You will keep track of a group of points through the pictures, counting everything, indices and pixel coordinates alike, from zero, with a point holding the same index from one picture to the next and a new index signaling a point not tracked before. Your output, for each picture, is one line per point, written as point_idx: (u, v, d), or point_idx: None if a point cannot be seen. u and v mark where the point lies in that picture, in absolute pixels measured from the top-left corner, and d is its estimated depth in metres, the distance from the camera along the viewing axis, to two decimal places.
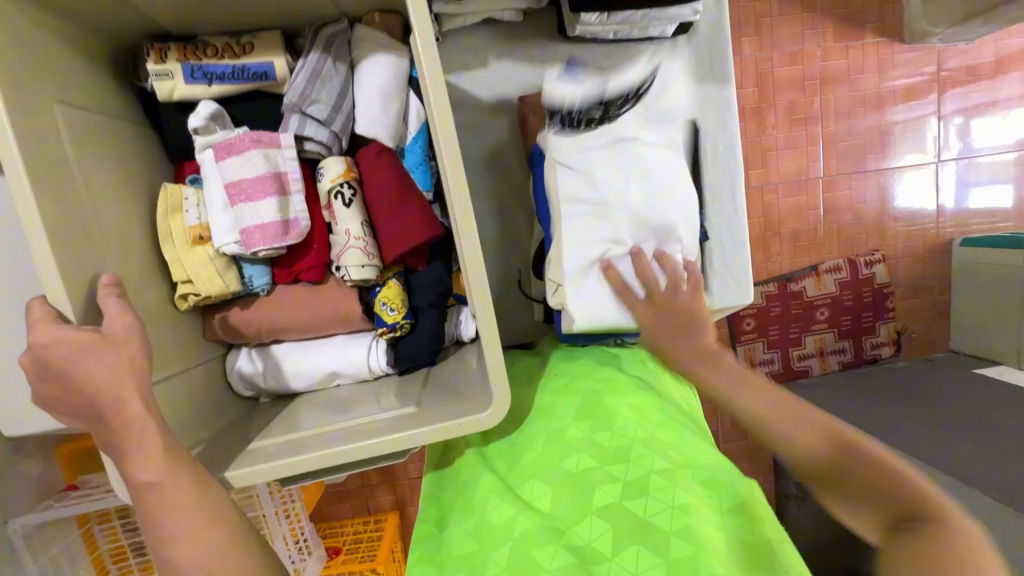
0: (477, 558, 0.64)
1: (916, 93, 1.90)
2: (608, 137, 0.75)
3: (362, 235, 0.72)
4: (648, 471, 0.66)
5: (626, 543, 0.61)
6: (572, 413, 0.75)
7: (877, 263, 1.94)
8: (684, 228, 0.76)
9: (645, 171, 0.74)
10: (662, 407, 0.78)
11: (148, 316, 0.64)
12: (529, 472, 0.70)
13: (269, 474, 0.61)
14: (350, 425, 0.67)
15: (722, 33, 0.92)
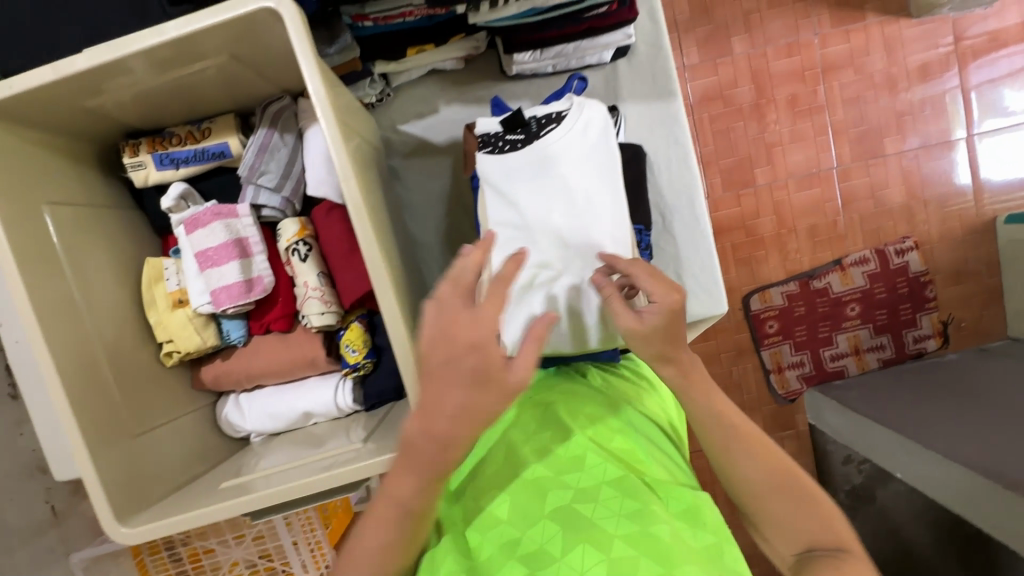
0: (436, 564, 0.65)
1: (932, 68, 1.79)
2: (530, 163, 0.77)
3: (319, 285, 0.79)
4: (598, 479, 0.67)
5: (574, 542, 0.59)
6: (532, 428, 0.77)
7: (910, 251, 1.84)
8: (611, 252, 0.76)
9: (569, 195, 0.76)
10: (620, 419, 0.79)
11: (138, 374, 0.74)
12: (489, 483, 0.72)
13: (242, 506, 0.68)
14: (315, 461, 0.74)
15: (662, 51, 0.93)
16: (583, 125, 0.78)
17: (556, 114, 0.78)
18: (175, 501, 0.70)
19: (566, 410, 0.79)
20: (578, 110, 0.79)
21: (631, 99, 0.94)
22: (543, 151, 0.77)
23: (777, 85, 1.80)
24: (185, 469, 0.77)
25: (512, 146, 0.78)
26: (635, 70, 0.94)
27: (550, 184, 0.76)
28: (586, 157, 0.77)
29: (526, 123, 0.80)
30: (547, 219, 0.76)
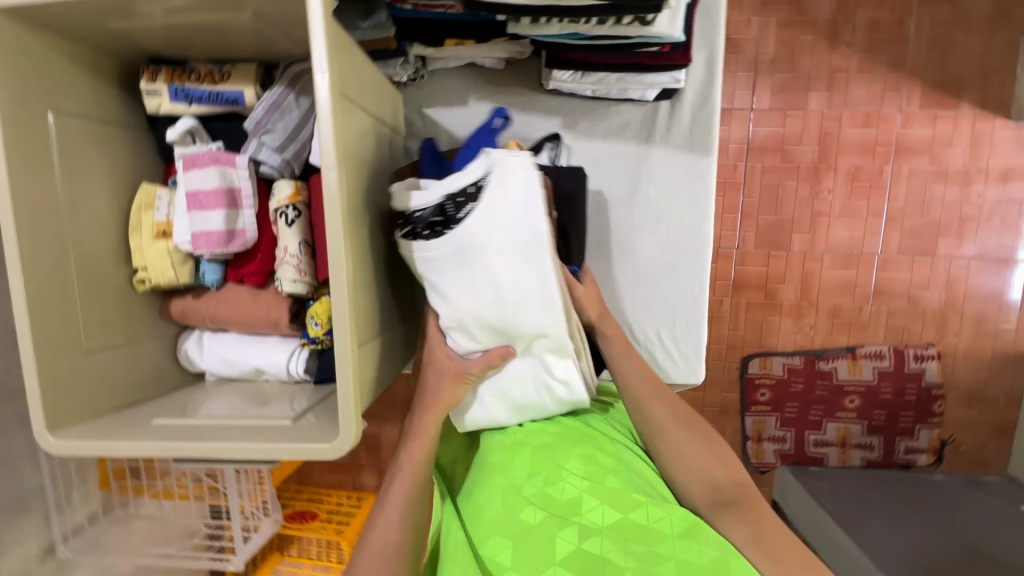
0: None
1: (1015, 178, 1.67)
2: (449, 255, 0.70)
3: (297, 253, 0.79)
4: (600, 522, 0.65)
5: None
6: (525, 464, 0.73)
7: (930, 360, 1.74)
8: (549, 328, 0.72)
9: (494, 290, 0.70)
10: (610, 452, 0.76)
11: (106, 295, 0.76)
12: (491, 526, 0.69)
13: (198, 449, 0.69)
14: (269, 424, 0.73)
15: (709, 103, 0.88)
16: (500, 203, 0.68)
17: (471, 190, 0.69)
18: (109, 424, 0.73)
19: (558, 444, 0.75)
20: (498, 174, 0.69)
21: (664, 144, 0.90)
22: (460, 240, 0.69)
23: (843, 153, 1.70)
24: (130, 391, 0.79)
25: (433, 233, 0.72)
26: (677, 115, 0.89)
27: (473, 278, 0.70)
28: (506, 237, 0.68)
29: (445, 202, 0.71)
30: (477, 309, 0.72)
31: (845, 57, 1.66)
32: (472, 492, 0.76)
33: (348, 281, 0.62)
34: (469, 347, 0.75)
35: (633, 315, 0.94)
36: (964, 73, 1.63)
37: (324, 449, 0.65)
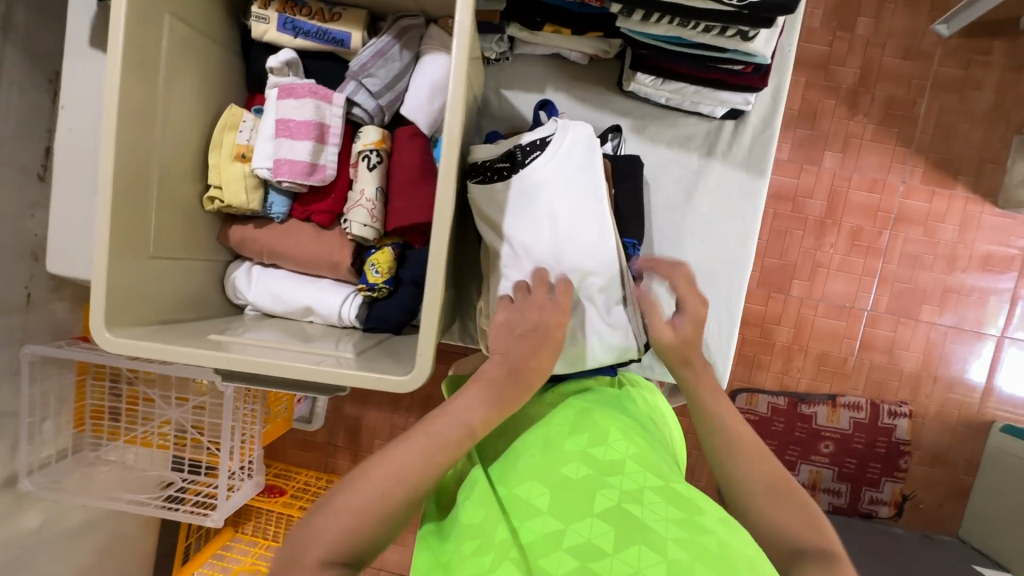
0: (482, 531, 0.66)
1: (995, 262, 1.81)
2: (515, 199, 0.81)
3: (373, 198, 0.81)
4: (641, 484, 0.68)
5: (629, 542, 0.61)
6: (568, 425, 0.77)
7: (902, 417, 1.84)
8: (600, 268, 0.80)
9: (555, 230, 0.79)
10: (644, 430, 0.80)
11: (175, 207, 0.75)
12: (527, 473, 0.71)
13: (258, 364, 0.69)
14: (325, 355, 0.74)
15: (769, 131, 0.95)
16: (566, 152, 0.81)
17: (542, 140, 0.81)
18: (161, 332, 0.72)
19: (599, 414, 0.78)
20: (564, 133, 0.82)
21: (723, 160, 0.96)
22: (527, 178, 0.81)
23: (848, 212, 1.82)
24: (177, 308, 0.78)
25: (502, 178, 0.81)
26: (739, 135, 0.96)
27: (538, 219, 0.80)
28: (569, 184, 0.80)
29: (514, 151, 0.82)
30: (535, 244, 0.80)
31: (861, 125, 1.80)
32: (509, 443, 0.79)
33: (450, 221, 0.65)
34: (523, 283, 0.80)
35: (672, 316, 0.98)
36: (962, 158, 1.79)
37: (400, 381, 0.66)
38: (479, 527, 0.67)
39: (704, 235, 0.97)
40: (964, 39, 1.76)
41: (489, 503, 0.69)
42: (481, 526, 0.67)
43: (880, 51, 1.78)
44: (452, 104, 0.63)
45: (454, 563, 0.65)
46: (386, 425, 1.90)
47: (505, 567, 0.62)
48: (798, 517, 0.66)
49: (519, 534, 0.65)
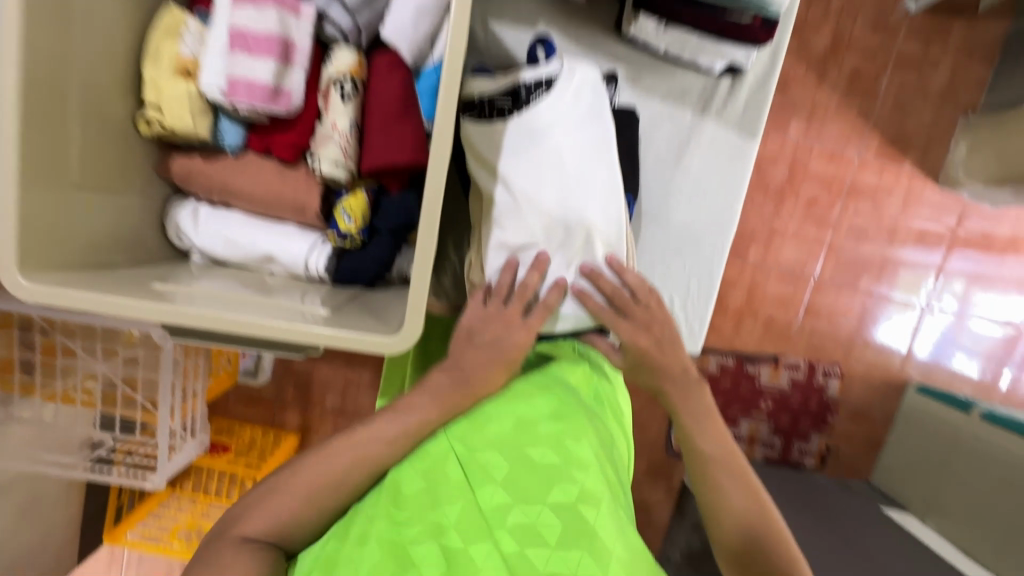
0: (428, 500, 0.64)
1: (928, 238, 1.94)
2: (518, 139, 0.80)
3: (347, 133, 0.71)
4: (600, 490, 0.66)
5: (573, 543, 0.60)
6: (548, 408, 0.74)
7: (834, 377, 1.96)
8: (603, 218, 0.81)
9: (561, 174, 0.79)
10: (609, 430, 0.79)
11: (100, 128, 0.63)
12: (492, 440, 0.69)
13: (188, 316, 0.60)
14: (274, 308, 0.66)
15: (765, 92, 0.92)
16: (573, 96, 0.80)
17: (548, 80, 0.80)
18: (88, 278, 0.61)
19: (577, 408, 0.76)
20: (570, 70, 0.81)
21: (717, 119, 0.93)
22: (532, 120, 0.80)
23: (807, 181, 1.87)
24: (107, 251, 0.67)
25: (502, 118, 0.80)
26: (734, 94, 0.92)
27: (543, 162, 0.79)
28: (576, 127, 0.80)
29: (516, 89, 0.80)
30: (538, 192, 0.79)
31: (827, 96, 1.82)
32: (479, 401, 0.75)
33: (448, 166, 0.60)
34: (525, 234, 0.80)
35: (654, 278, 0.96)
36: (913, 135, 1.86)
37: (387, 341, 0.61)
38: (421, 484, 0.66)
39: (692, 195, 0.94)
40: (930, 15, 1.79)
41: (439, 467, 0.67)
42: (415, 497, 0.65)
43: (853, 21, 1.79)
44: (452, 31, 0.57)
45: (380, 515, 0.64)
46: (338, 380, 1.83)
47: (436, 537, 0.61)
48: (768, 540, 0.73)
49: (463, 498, 0.64)
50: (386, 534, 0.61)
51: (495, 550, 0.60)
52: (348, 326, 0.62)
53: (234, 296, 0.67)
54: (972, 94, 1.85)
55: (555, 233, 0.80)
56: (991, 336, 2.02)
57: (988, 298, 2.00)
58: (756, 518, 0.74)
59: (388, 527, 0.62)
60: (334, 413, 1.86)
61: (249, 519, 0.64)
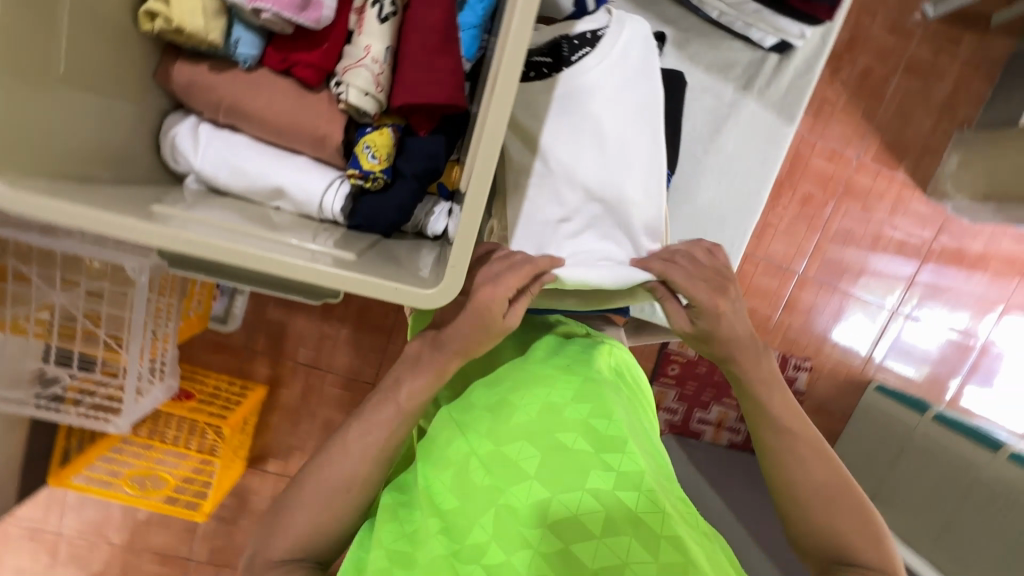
0: (467, 512, 0.66)
1: (906, 249, 1.95)
2: (560, 97, 0.76)
3: (381, 59, 0.64)
4: (637, 469, 0.67)
5: (619, 531, 0.63)
6: (572, 392, 0.75)
7: (804, 371, 1.99)
8: (643, 194, 0.77)
9: (600, 137, 0.76)
10: (635, 408, 0.80)
11: (95, 12, 0.55)
12: (519, 432, 0.71)
13: (203, 247, 0.53)
14: (299, 247, 0.59)
15: (810, 76, 0.88)
16: (622, 54, 0.77)
17: (594, 32, 0.76)
18: (73, 191, 0.53)
19: (604, 386, 0.77)
20: (620, 23, 0.77)
21: (757, 99, 0.89)
22: (574, 78, 0.75)
23: (805, 177, 1.87)
24: (95, 164, 0.59)
25: (541, 75, 0.76)
26: (779, 74, 0.88)
27: (582, 124, 0.75)
28: (622, 89, 0.76)
29: (558, 43, 0.76)
30: (575, 160, 0.75)
31: (836, 92, 1.82)
32: (502, 394, 0.76)
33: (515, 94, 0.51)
34: (556, 209, 0.76)
35: None
36: (910, 142, 1.88)
37: (423, 294, 0.55)
38: (460, 489, 0.68)
39: (723, 175, 0.90)
40: (944, 24, 1.80)
41: (475, 466, 0.69)
42: (456, 513, 0.67)
43: (871, 20, 1.78)
44: None
45: (428, 525, 0.68)
46: (313, 334, 1.74)
47: (485, 540, 0.63)
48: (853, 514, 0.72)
49: (501, 497, 0.66)
50: (438, 552, 0.65)
51: (540, 551, 0.62)
52: (384, 275, 0.56)
53: (250, 231, 0.60)
54: (971, 109, 1.87)
55: (589, 209, 0.77)
56: (927, 347, 2.00)
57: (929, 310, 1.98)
58: (838, 488, 0.73)
59: (437, 537, 0.66)
60: (305, 368, 1.78)
61: (276, 545, 0.67)
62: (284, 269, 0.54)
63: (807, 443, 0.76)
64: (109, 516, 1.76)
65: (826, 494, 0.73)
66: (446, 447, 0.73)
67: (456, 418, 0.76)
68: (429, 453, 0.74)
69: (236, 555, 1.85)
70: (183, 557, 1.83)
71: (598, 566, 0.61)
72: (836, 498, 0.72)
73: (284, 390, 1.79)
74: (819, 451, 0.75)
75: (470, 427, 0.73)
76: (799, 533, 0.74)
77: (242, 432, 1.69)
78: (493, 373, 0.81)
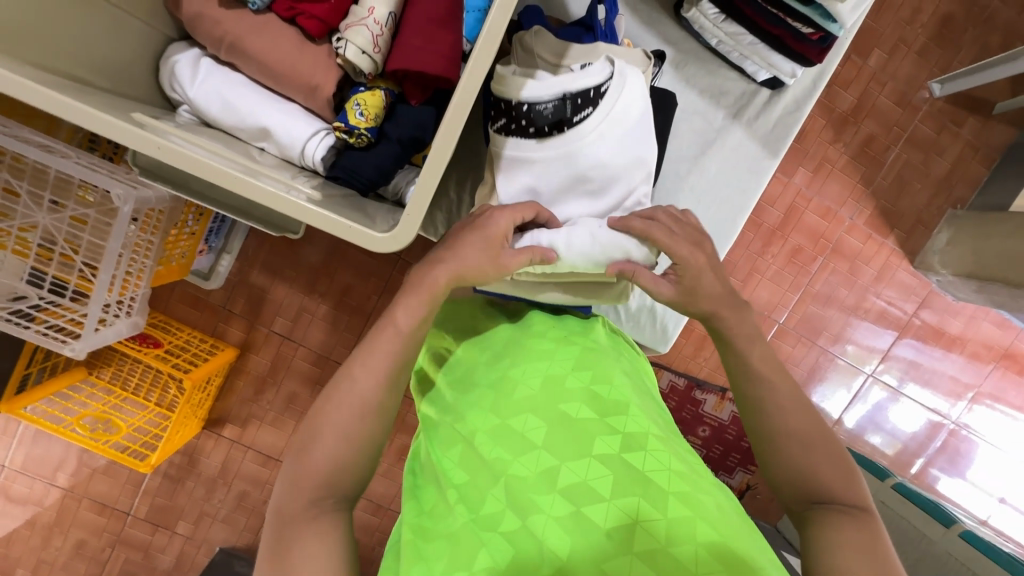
0: (476, 494, 0.65)
1: (887, 317, 1.96)
2: (555, 152, 0.80)
3: (382, 22, 0.67)
4: (638, 432, 0.68)
5: (629, 491, 0.62)
6: (572, 361, 0.76)
7: None
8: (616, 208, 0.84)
9: (591, 190, 0.81)
10: (640, 382, 0.81)
11: None
12: (524, 405, 0.71)
13: (184, 160, 0.56)
14: (277, 181, 0.62)
15: (798, 114, 0.92)
16: (620, 108, 0.79)
17: (596, 89, 0.78)
18: (69, 90, 0.55)
19: (606, 360, 0.78)
20: (619, 84, 0.79)
21: (745, 128, 0.92)
22: (575, 137, 0.79)
23: (797, 230, 1.90)
24: (89, 70, 0.61)
25: (542, 133, 0.80)
26: (769, 108, 0.92)
27: (576, 177, 0.81)
28: (620, 144, 0.81)
29: (565, 100, 0.79)
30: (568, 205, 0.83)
31: (837, 153, 1.87)
32: (503, 367, 0.77)
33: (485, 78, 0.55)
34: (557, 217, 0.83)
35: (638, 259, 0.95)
36: (903, 213, 1.91)
37: (376, 238, 0.58)
38: (468, 467, 0.68)
39: (705, 197, 0.93)
40: (949, 105, 1.86)
41: (485, 437, 0.69)
42: (469, 489, 0.66)
43: (879, 90, 1.84)
44: None
45: (447, 498, 0.67)
46: (293, 306, 1.75)
47: (499, 510, 0.63)
48: (832, 463, 0.71)
49: (510, 468, 0.66)
50: (461, 523, 0.64)
51: (552, 514, 0.61)
52: (345, 217, 0.59)
53: (234, 159, 0.63)
54: (967, 190, 1.90)
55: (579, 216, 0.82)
56: (907, 429, 2.00)
57: (911, 390, 1.98)
58: (819, 435, 0.73)
59: (456, 508, 0.65)
60: (279, 337, 1.78)
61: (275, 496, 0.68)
62: (255, 195, 0.57)
63: (790, 393, 0.76)
64: (54, 456, 1.74)
65: (801, 440, 0.73)
66: (453, 425, 0.74)
67: (455, 400, 0.76)
68: (435, 434, 0.75)
69: (175, 517, 1.82)
70: (120, 510, 1.80)
71: (611, 523, 0.60)
72: (813, 442, 0.72)
73: (255, 355, 1.78)
74: (797, 402, 0.75)
75: (471, 403, 0.74)
76: (778, 480, 0.73)
77: (202, 390, 1.66)
78: (498, 347, 0.81)
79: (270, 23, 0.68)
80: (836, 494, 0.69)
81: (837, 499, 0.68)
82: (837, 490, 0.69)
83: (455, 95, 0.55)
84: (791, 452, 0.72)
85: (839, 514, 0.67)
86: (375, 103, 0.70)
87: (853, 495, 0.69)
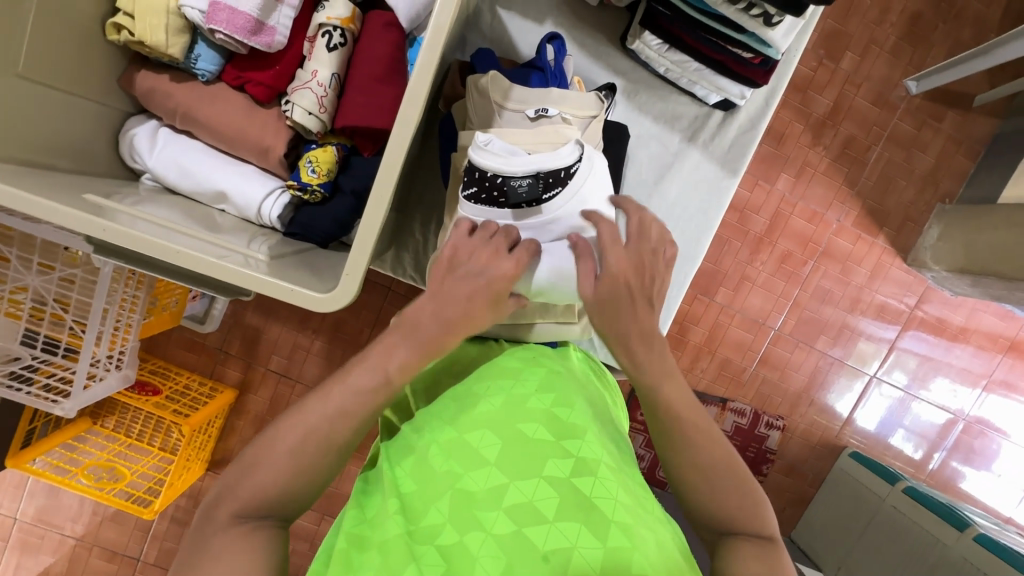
0: (420, 505, 0.65)
1: (887, 313, 1.92)
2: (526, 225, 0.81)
3: (326, 83, 0.70)
4: (592, 457, 0.68)
5: (572, 516, 0.62)
6: (535, 382, 0.76)
7: (775, 429, 1.88)
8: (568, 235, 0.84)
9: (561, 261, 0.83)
10: (603, 407, 0.81)
11: (69, 28, 0.64)
12: (483, 420, 0.71)
13: (130, 237, 0.59)
14: (226, 244, 0.65)
15: (753, 133, 0.93)
16: (590, 186, 0.81)
17: (569, 170, 0.80)
18: (25, 176, 0.59)
19: (568, 385, 0.78)
20: (588, 166, 0.81)
21: (702, 150, 0.94)
22: (547, 210, 0.80)
23: (784, 235, 1.88)
24: (52, 153, 0.65)
25: (513, 204, 0.80)
26: (724, 129, 0.93)
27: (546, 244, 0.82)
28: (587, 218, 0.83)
29: (537, 176, 0.80)
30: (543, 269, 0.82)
31: (818, 155, 1.86)
32: (467, 385, 0.78)
33: (416, 124, 0.58)
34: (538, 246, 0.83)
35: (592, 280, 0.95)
36: (891, 210, 1.89)
37: (317, 298, 0.61)
38: (419, 476, 0.68)
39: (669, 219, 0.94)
40: (927, 100, 1.86)
41: (441, 449, 0.69)
42: (413, 499, 0.67)
43: (855, 91, 1.84)
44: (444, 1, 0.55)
45: (387, 506, 0.67)
46: (288, 343, 1.77)
47: (439, 522, 0.63)
48: (732, 494, 0.69)
49: (460, 482, 0.66)
50: (394, 532, 0.64)
51: (492, 531, 0.62)
52: (287, 279, 0.61)
53: (187, 226, 0.66)
54: (954, 183, 1.88)
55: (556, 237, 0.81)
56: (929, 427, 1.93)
57: (931, 391, 1.93)
58: (728, 461, 0.71)
59: (394, 517, 0.65)
60: (275, 375, 1.80)
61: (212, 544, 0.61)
62: (200, 267, 0.59)
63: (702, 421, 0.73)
64: (61, 506, 1.76)
65: (704, 470, 0.70)
66: (409, 436, 0.74)
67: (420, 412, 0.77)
68: (394, 443, 0.75)
69: None
70: (129, 557, 1.80)
71: (549, 546, 0.60)
72: (710, 469, 0.70)
73: (251, 395, 1.80)
74: (706, 431, 0.72)
75: (434, 415, 0.74)
76: (692, 510, 0.71)
77: (201, 433, 1.68)
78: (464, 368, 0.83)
79: (223, 93, 0.72)
80: (744, 532, 0.67)
81: (739, 534, 0.68)
82: (741, 521, 0.68)
83: (384, 162, 0.59)
84: (692, 483, 0.71)
85: (747, 552, 0.65)
86: (327, 159, 0.73)
87: (758, 523, 0.68)
